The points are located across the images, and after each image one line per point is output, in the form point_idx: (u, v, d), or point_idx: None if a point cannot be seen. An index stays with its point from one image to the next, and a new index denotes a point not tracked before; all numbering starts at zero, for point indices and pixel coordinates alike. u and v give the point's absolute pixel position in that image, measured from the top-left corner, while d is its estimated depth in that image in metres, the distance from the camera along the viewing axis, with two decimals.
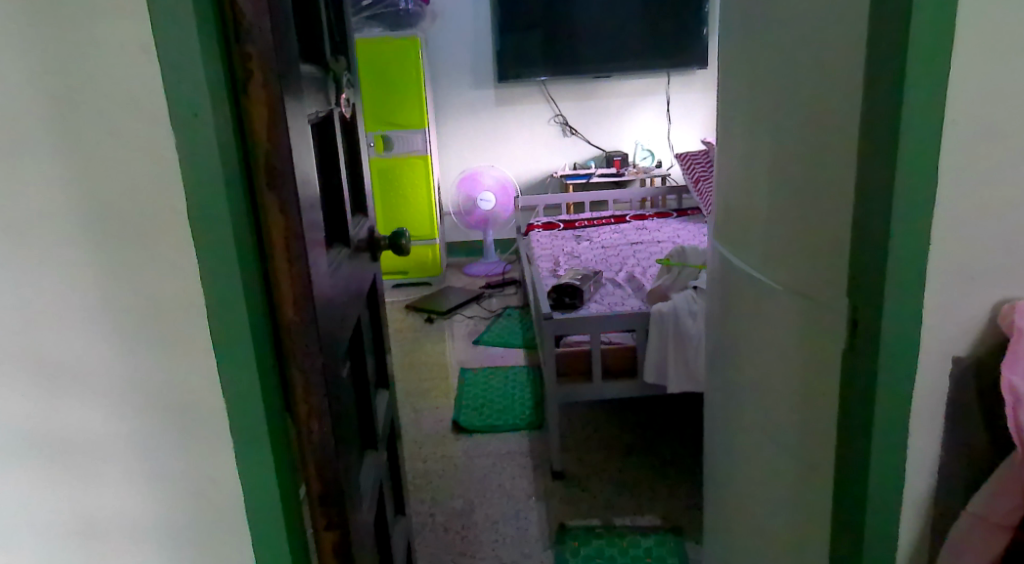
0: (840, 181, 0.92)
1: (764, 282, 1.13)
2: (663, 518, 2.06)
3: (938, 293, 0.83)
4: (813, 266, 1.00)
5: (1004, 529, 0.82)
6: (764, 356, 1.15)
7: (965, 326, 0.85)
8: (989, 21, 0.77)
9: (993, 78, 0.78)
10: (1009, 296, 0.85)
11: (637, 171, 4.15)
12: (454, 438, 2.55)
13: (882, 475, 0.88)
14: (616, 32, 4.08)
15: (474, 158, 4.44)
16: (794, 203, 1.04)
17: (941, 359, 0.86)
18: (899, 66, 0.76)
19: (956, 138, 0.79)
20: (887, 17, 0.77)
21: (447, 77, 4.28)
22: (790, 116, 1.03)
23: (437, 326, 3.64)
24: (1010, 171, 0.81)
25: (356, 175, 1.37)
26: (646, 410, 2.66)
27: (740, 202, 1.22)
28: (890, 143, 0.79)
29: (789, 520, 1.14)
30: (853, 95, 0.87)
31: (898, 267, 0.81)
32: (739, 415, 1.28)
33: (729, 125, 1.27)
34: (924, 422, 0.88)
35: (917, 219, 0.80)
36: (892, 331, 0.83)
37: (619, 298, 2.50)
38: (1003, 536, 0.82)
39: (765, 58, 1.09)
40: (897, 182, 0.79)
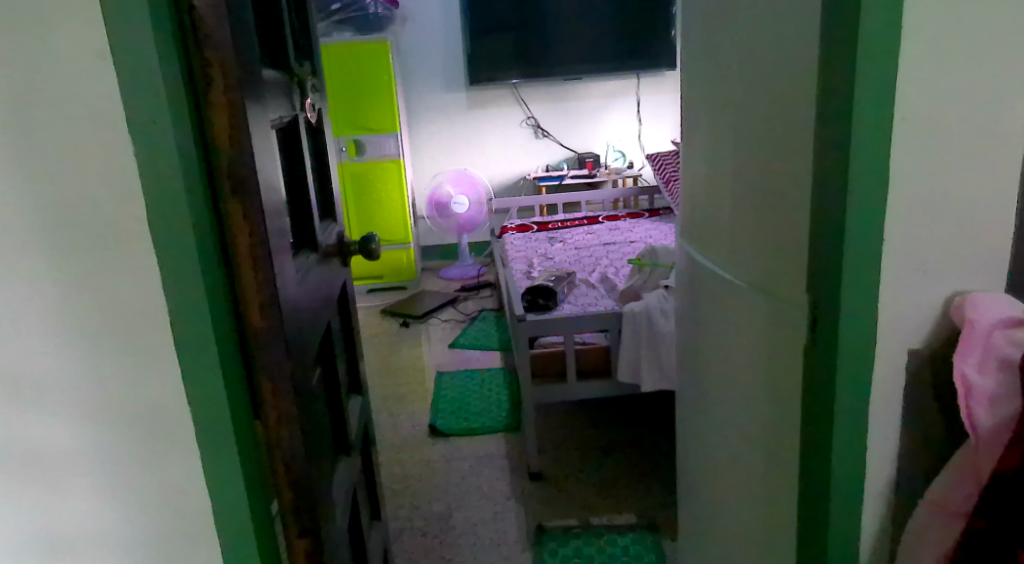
0: (797, 179, 0.94)
1: (729, 279, 1.15)
2: (639, 516, 2.07)
3: (892, 288, 0.85)
4: (777, 263, 1.01)
5: (958, 516, 0.83)
6: (732, 352, 1.17)
7: (921, 318, 0.87)
8: (938, 15, 0.79)
9: (938, 78, 0.80)
10: (961, 290, 0.87)
11: (609, 172, 4.18)
12: (431, 442, 2.55)
13: (842, 466, 0.89)
14: (586, 35, 4.11)
15: (448, 161, 4.44)
16: (754, 202, 1.06)
17: (897, 352, 0.87)
18: (850, 63, 0.78)
19: (909, 136, 0.81)
20: (836, 19, 0.79)
21: (418, 81, 4.28)
22: (750, 115, 1.05)
23: (413, 330, 3.63)
24: (959, 167, 0.83)
25: (322, 180, 1.37)
26: (622, 409, 2.68)
27: (706, 201, 1.23)
28: (843, 138, 0.80)
29: (757, 511, 1.16)
30: (807, 96, 0.89)
31: (852, 264, 0.83)
32: (710, 412, 1.29)
33: (691, 125, 1.29)
34: (882, 415, 0.89)
35: (871, 217, 0.82)
36: (849, 325, 0.85)
37: (593, 299, 2.52)
38: (957, 523, 0.83)
39: (725, 59, 1.11)
40: (851, 181, 0.80)
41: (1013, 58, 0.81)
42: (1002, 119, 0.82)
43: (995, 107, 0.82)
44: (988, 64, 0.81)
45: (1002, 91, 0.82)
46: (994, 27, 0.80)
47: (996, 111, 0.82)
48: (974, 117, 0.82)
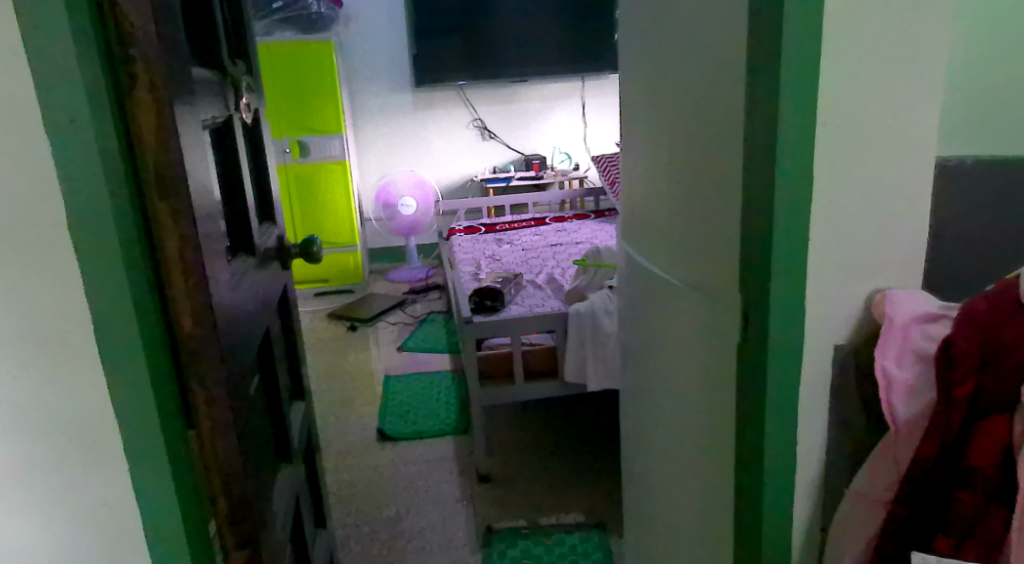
0: (729, 180, 0.96)
1: (667, 280, 1.17)
2: (587, 515, 2.09)
3: (818, 286, 0.88)
4: (711, 263, 1.03)
5: (882, 504, 0.82)
6: (672, 351, 1.19)
7: (845, 314, 0.89)
8: (856, 21, 0.81)
9: (857, 83, 0.83)
10: (881, 287, 0.90)
11: (556, 174, 4.21)
12: (379, 446, 2.52)
13: (776, 462, 0.91)
14: (532, 38, 4.13)
15: (394, 163, 4.41)
16: (689, 203, 1.08)
17: (824, 348, 0.90)
18: (776, 65, 0.80)
19: (831, 137, 0.84)
20: (764, 21, 0.81)
21: (363, 82, 4.24)
22: (684, 118, 1.07)
23: (360, 334, 3.59)
24: (880, 168, 0.86)
25: (261, 182, 1.35)
26: (569, 409, 2.70)
27: (645, 203, 1.25)
28: (770, 139, 0.82)
29: (698, 507, 1.18)
30: (738, 98, 0.91)
31: (781, 263, 0.85)
32: (653, 410, 1.31)
33: (630, 127, 1.31)
34: (812, 411, 0.92)
35: (798, 216, 0.84)
36: (779, 322, 0.87)
37: (540, 300, 2.53)
38: (882, 512, 0.82)
39: (660, 62, 1.13)
40: (778, 179, 0.82)
41: (926, 64, 0.84)
42: (918, 122, 0.86)
43: (910, 111, 0.85)
44: (904, 69, 0.84)
45: (915, 96, 0.85)
46: (908, 34, 0.83)
47: (912, 115, 0.85)
48: (892, 120, 0.85)
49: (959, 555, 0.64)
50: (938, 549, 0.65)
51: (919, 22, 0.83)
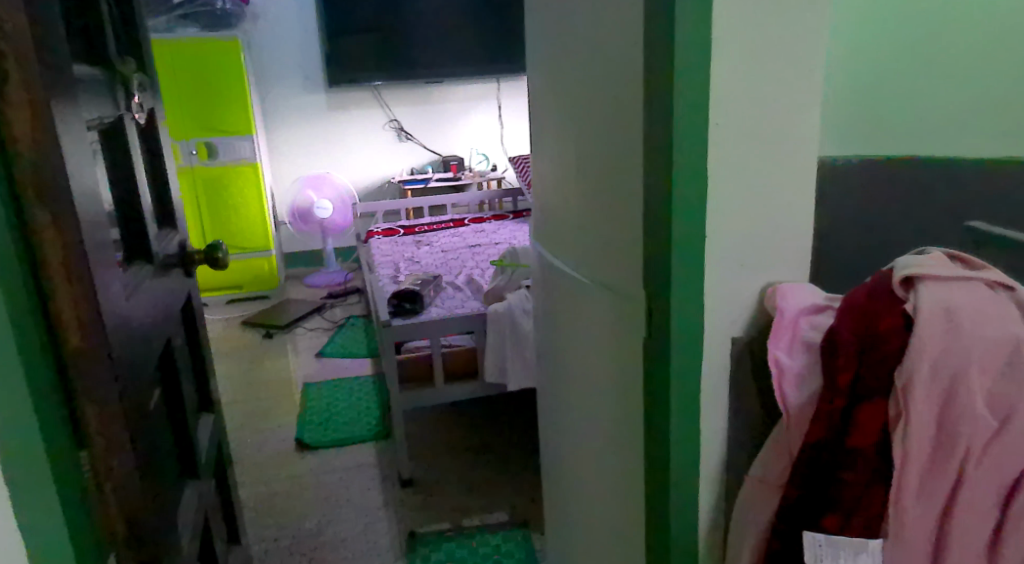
0: (632, 178, 0.97)
1: (579, 278, 1.18)
2: (511, 514, 2.10)
3: (715, 279, 0.90)
4: (618, 260, 1.05)
5: (777, 489, 0.84)
6: (587, 350, 1.20)
7: (742, 307, 0.92)
8: (744, 21, 0.83)
9: (747, 81, 0.85)
10: (775, 281, 0.92)
11: (474, 175, 4.20)
12: (298, 456, 2.46)
13: (681, 454, 0.93)
14: (447, 38, 4.12)
15: (309, 165, 4.31)
16: (596, 201, 1.09)
17: (722, 340, 0.92)
18: (670, 63, 0.82)
19: (724, 134, 0.86)
20: (657, 20, 0.83)
21: (274, 82, 4.12)
22: (589, 117, 1.08)
23: (277, 341, 3.49)
24: (770, 164, 0.88)
25: (159, 186, 1.29)
26: (491, 410, 2.70)
27: (556, 203, 1.26)
28: (666, 135, 0.84)
29: (612, 502, 1.19)
30: (636, 97, 0.93)
31: (680, 257, 0.86)
32: (569, 408, 1.32)
33: (539, 128, 1.32)
34: (713, 402, 0.93)
35: (695, 210, 0.86)
36: (681, 315, 0.88)
37: (459, 301, 2.52)
38: (776, 496, 0.84)
39: (564, 62, 1.14)
40: (675, 174, 0.84)
41: (811, 63, 0.86)
42: (806, 120, 0.88)
43: (797, 109, 0.87)
44: (791, 68, 0.86)
45: (803, 94, 0.87)
46: (796, 34, 0.85)
47: (799, 114, 0.87)
48: (781, 118, 0.87)
49: (846, 531, 0.67)
50: (827, 527, 0.68)
51: (807, 22, 0.85)
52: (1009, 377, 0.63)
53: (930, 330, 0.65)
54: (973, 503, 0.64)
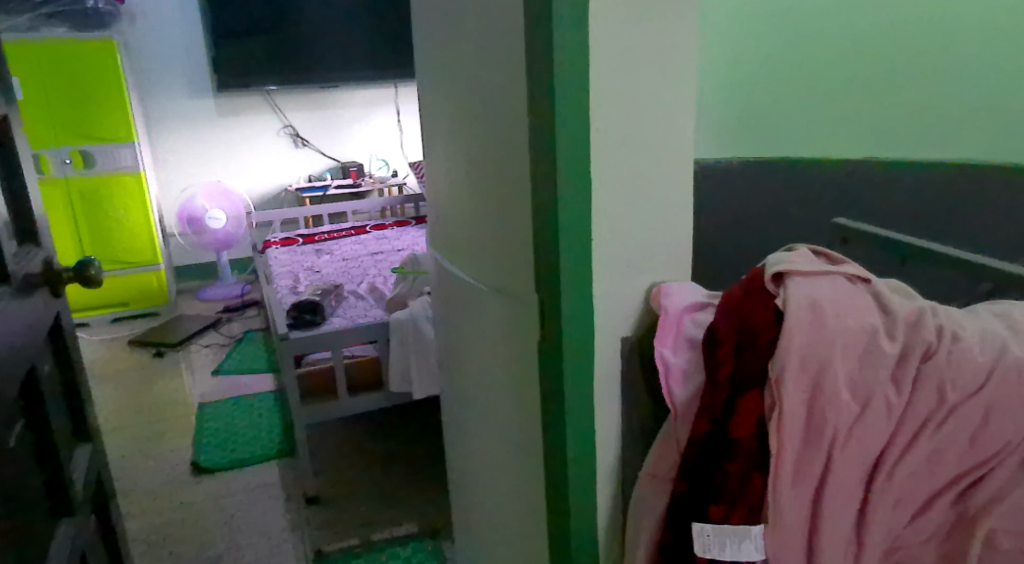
0: (520, 180, 0.94)
1: (478, 286, 1.16)
2: (420, 525, 2.06)
3: (604, 281, 0.88)
4: (512, 264, 1.03)
5: (666, 483, 0.83)
6: (487, 358, 1.17)
7: (630, 308, 0.91)
8: (622, 17, 0.82)
9: (627, 79, 0.83)
10: (659, 281, 0.92)
11: (375, 181, 4.13)
12: (194, 482, 2.33)
13: (578, 462, 0.90)
14: (342, 42, 4.04)
15: (199, 173, 4.10)
16: (489, 205, 1.07)
17: (613, 342, 0.90)
18: (549, 59, 0.79)
19: (606, 132, 0.83)
20: (535, 16, 0.80)
21: (158, 86, 3.91)
22: (477, 119, 1.05)
23: (169, 360, 3.31)
24: (652, 163, 0.87)
25: (16, 200, 1.18)
26: (398, 420, 2.65)
27: (452, 208, 1.23)
28: (549, 134, 0.81)
29: (516, 511, 1.17)
30: (519, 97, 0.90)
31: (568, 260, 0.84)
32: (472, 417, 1.30)
33: (430, 131, 1.29)
34: (607, 407, 0.91)
35: (581, 212, 0.83)
36: (571, 319, 0.86)
37: (362, 310, 2.47)
38: (666, 491, 0.83)
39: (451, 63, 1.11)
40: (559, 173, 0.81)
41: (686, 62, 0.86)
42: (683, 119, 0.88)
43: (675, 108, 0.87)
44: (667, 67, 0.86)
45: (680, 92, 0.87)
46: (669, 31, 0.85)
47: (677, 113, 0.88)
48: (659, 117, 0.87)
49: (730, 520, 0.68)
50: (713, 518, 0.69)
51: (677, 21, 0.85)
52: (867, 362, 0.67)
53: (797, 322, 0.69)
54: (844, 484, 0.67)
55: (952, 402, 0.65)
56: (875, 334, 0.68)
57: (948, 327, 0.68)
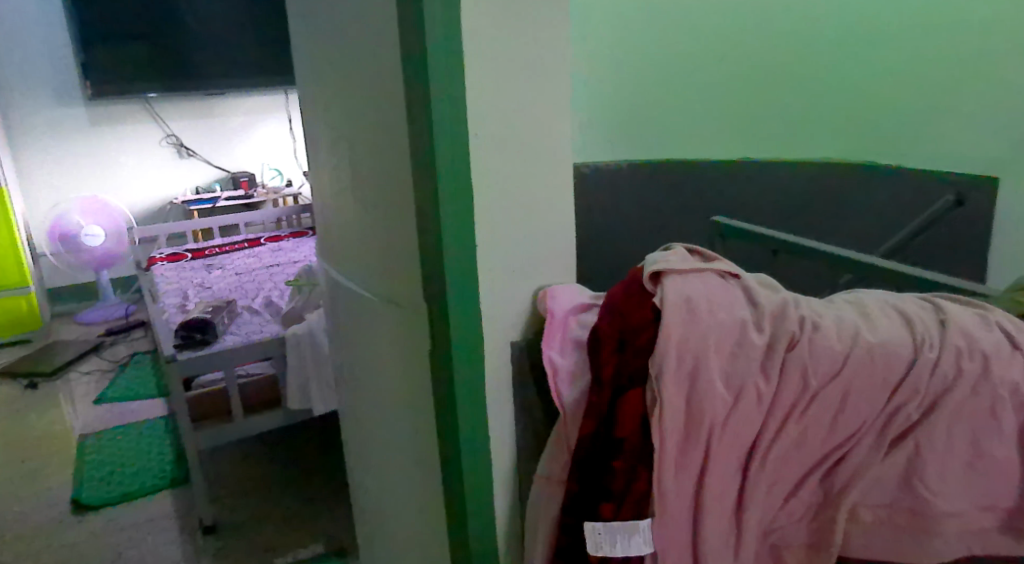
0: (402, 188, 0.93)
1: (368, 298, 1.14)
2: (326, 545, 2.00)
3: (489, 287, 0.88)
4: (398, 275, 1.01)
5: (559, 485, 0.84)
6: (381, 371, 1.15)
7: (517, 314, 0.91)
8: (494, 25, 0.82)
9: (502, 86, 0.84)
10: (544, 285, 0.93)
11: (268, 192, 3.95)
12: (76, 520, 2.18)
13: (474, 471, 0.90)
14: (230, 49, 3.87)
15: (71, 187, 3.75)
16: (372, 215, 1.05)
17: (502, 348, 0.91)
18: (422, 65, 0.78)
19: (484, 138, 0.84)
20: (407, 23, 0.79)
21: (19, 94, 3.55)
22: (356, 129, 1.03)
23: (45, 391, 3.07)
24: (532, 168, 0.89)
25: None
26: (299, 438, 2.57)
27: (338, 219, 1.20)
28: (427, 140, 0.80)
29: (417, 525, 1.15)
30: (398, 104, 0.89)
31: (453, 266, 0.83)
32: (369, 432, 1.27)
33: (312, 140, 1.25)
34: (500, 414, 0.92)
35: (464, 218, 0.83)
36: (459, 327, 0.85)
37: (257, 326, 2.36)
38: (559, 493, 0.84)
39: (328, 71, 1.08)
40: (440, 179, 0.81)
41: (558, 69, 0.88)
42: (559, 125, 0.90)
43: (551, 115, 0.89)
44: (542, 76, 0.87)
45: (555, 99, 0.89)
46: (543, 39, 0.86)
47: (553, 120, 0.89)
48: (537, 123, 0.88)
49: (619, 516, 0.70)
50: (604, 515, 0.71)
51: (550, 28, 0.87)
52: (738, 354, 0.71)
53: (673, 318, 0.71)
54: (722, 472, 0.70)
55: (816, 387, 0.69)
56: (744, 327, 0.71)
57: (809, 317, 0.72)
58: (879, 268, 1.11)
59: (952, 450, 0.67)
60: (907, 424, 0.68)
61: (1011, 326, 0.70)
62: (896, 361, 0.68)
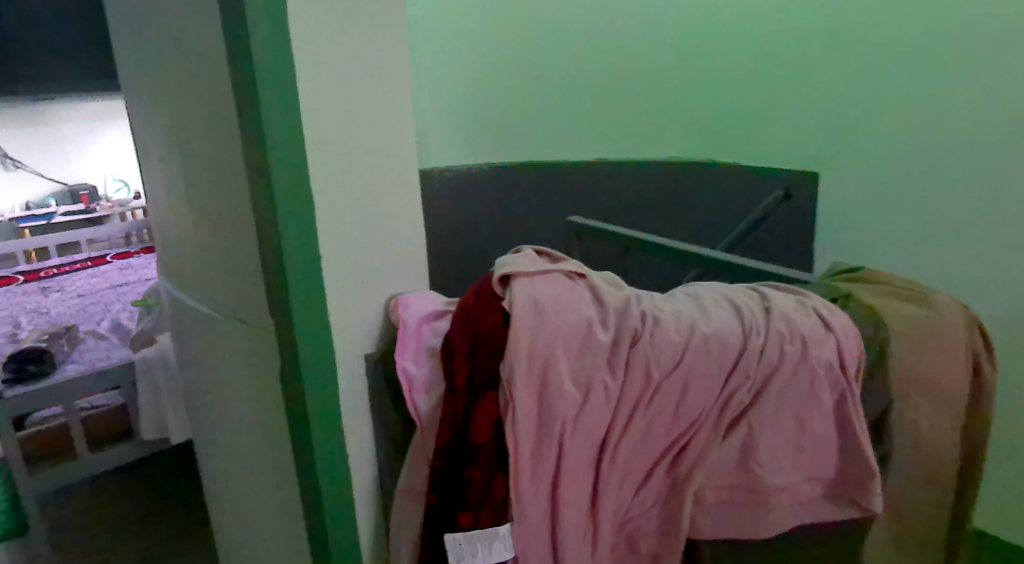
0: (238, 198, 0.88)
1: (209, 316, 1.06)
2: None
3: (338, 298, 0.85)
4: (239, 290, 0.95)
5: (419, 497, 0.82)
6: (229, 393, 1.08)
7: (369, 325, 0.89)
8: (326, 28, 0.79)
9: (339, 92, 0.82)
10: (395, 293, 0.91)
11: (113, 205, 3.28)
12: None
13: (330, 488, 0.87)
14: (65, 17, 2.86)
15: None
16: (208, 229, 0.98)
17: (355, 361, 0.88)
18: (250, 69, 0.75)
19: (323, 142, 0.81)
20: (230, 25, 0.75)
21: None
22: (185, 137, 0.96)
23: None
24: (377, 175, 0.87)
25: None
26: None
27: (175, 235, 1.12)
28: (260, 146, 0.77)
29: (277, 551, 1.10)
30: (227, 110, 0.84)
31: (296, 277, 0.80)
32: (221, 460, 1.19)
33: (142, 151, 1.15)
34: (356, 427, 0.89)
35: (306, 225, 0.80)
36: (307, 339, 0.82)
37: (102, 351, 2.11)
38: (420, 504, 0.82)
39: (153, 76, 1.00)
40: (276, 186, 0.77)
41: (397, 74, 0.87)
42: (403, 132, 0.88)
43: (393, 120, 0.87)
44: (381, 82, 0.85)
45: (396, 105, 0.87)
46: (381, 45, 0.85)
47: (395, 126, 0.88)
48: (379, 129, 0.86)
49: (478, 524, 0.70)
50: (462, 525, 0.71)
51: (382, 32, 0.84)
52: (585, 352, 0.72)
53: (523, 321, 0.72)
54: (575, 469, 0.71)
55: (658, 379, 0.72)
56: (590, 325, 0.73)
57: (650, 312, 0.75)
58: (724, 263, 1.16)
59: (779, 427, 0.72)
60: (740, 407, 0.72)
61: (825, 309, 0.76)
62: (728, 349, 0.73)
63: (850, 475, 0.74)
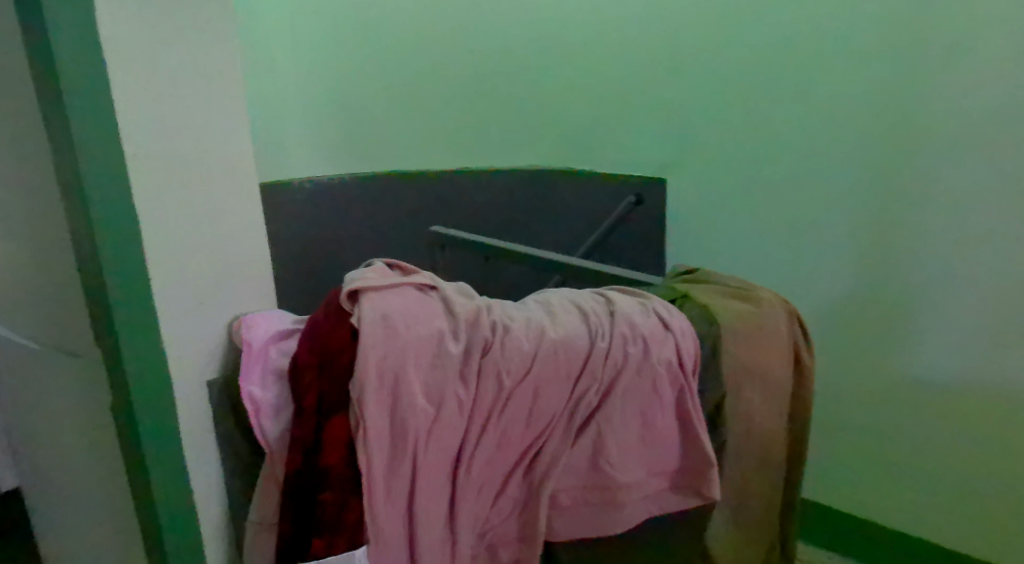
0: (50, 215, 0.79)
1: (22, 344, 0.95)
2: None
3: (173, 322, 0.79)
4: (57, 316, 0.86)
5: (271, 528, 0.78)
6: (50, 427, 0.98)
7: (210, 348, 0.84)
8: (145, 33, 0.73)
9: (163, 102, 0.76)
10: (237, 314, 0.87)
11: None
12: None
13: (172, 522, 0.81)
14: None
15: None
16: (16, 248, 0.88)
17: (195, 387, 0.82)
18: (54, 77, 0.67)
19: (148, 156, 0.75)
20: (30, 28, 0.67)
21: None
22: None
23: None
24: (213, 192, 0.82)
25: None
26: None
27: None
28: (72, 161, 0.70)
29: None
30: (32, 119, 0.75)
31: (123, 301, 0.74)
32: (44, 501, 1.08)
33: None
34: (200, 457, 0.83)
35: (132, 246, 0.74)
36: (138, 368, 0.76)
37: None
38: (272, 535, 0.78)
39: None
40: (93, 203, 0.70)
41: (228, 86, 0.83)
42: (237, 146, 0.85)
43: (226, 133, 0.83)
44: (212, 93, 0.81)
45: (229, 117, 0.83)
46: (209, 54, 0.80)
47: (230, 140, 0.84)
48: (212, 143, 0.81)
49: (332, 550, 0.68)
50: (316, 552, 0.69)
51: (208, 39, 0.80)
52: (436, 366, 0.71)
53: (372, 337, 0.70)
54: (430, 484, 0.70)
55: (509, 388, 0.72)
56: (441, 337, 0.72)
57: (501, 321, 0.75)
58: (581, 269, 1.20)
59: (626, 426, 0.75)
60: (589, 410, 0.74)
61: (665, 311, 0.80)
62: (575, 354, 0.74)
63: (692, 467, 0.78)
